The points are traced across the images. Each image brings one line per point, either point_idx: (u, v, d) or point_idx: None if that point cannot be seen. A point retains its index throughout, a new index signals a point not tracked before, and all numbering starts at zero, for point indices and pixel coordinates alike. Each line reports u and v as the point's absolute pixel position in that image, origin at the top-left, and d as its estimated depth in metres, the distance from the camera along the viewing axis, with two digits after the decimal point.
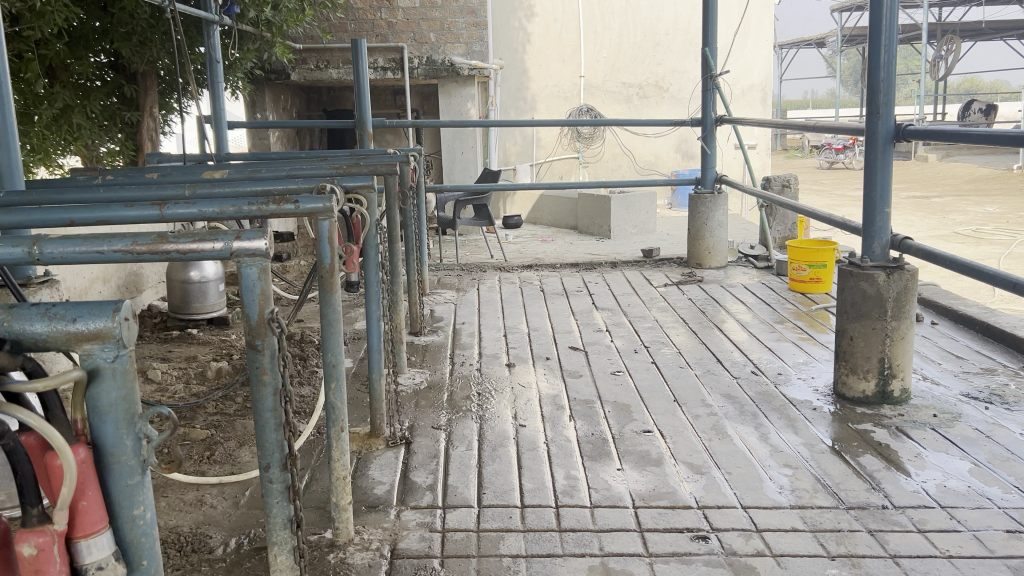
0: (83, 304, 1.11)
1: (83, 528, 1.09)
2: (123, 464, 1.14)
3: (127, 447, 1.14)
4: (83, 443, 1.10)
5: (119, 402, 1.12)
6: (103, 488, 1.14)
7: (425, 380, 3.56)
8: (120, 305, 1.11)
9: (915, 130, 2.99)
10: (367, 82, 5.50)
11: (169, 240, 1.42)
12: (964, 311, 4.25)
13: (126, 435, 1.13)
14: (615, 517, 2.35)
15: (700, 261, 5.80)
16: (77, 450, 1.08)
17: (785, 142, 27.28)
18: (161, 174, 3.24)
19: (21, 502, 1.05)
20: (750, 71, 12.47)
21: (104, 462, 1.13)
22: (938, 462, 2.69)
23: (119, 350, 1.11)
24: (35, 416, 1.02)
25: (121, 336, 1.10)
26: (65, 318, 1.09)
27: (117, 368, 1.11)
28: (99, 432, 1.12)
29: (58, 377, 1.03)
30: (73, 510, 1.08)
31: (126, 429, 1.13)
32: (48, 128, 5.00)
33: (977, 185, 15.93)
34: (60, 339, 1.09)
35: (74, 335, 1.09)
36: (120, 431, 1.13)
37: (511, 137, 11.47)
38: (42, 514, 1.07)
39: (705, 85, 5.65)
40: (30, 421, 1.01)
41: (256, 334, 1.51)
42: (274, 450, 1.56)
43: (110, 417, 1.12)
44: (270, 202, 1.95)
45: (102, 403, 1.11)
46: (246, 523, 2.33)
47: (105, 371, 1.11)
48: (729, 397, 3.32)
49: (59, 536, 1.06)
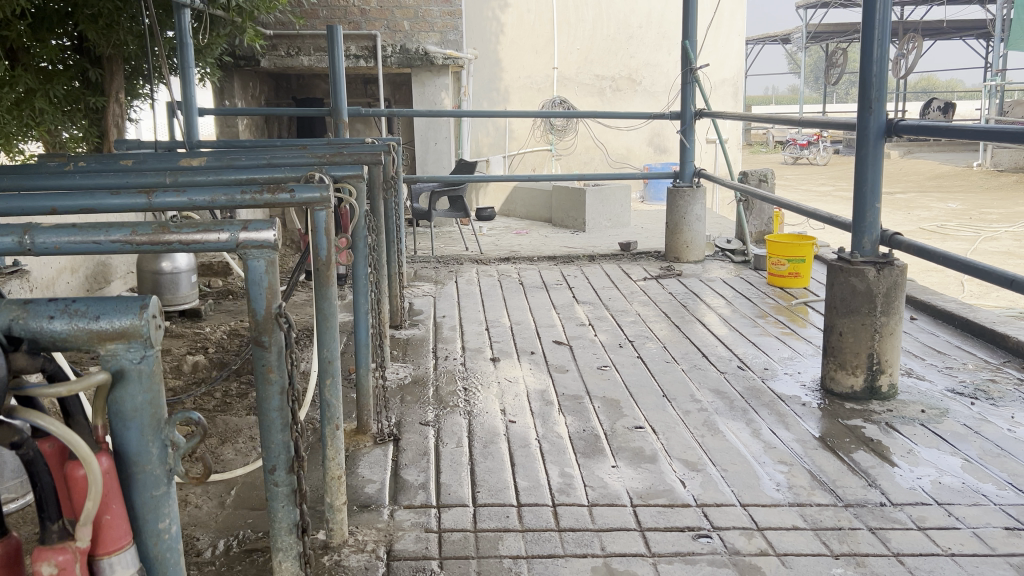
0: (105, 301, 1.04)
1: (106, 545, 1.02)
2: (148, 474, 1.07)
3: (152, 455, 1.06)
4: (106, 451, 1.03)
5: (145, 406, 1.05)
6: (126, 499, 1.07)
7: (409, 375, 3.49)
8: (146, 301, 1.04)
9: (907, 125, 2.98)
10: (344, 69, 5.38)
11: (171, 230, 1.33)
12: (943, 306, 4.29)
13: (151, 442, 1.06)
14: (615, 516, 2.31)
15: (678, 255, 5.80)
16: (101, 458, 1.01)
17: (750, 137, 27.55)
18: (136, 161, 3.12)
19: (41, 516, 0.97)
20: (722, 64, 12.50)
21: (128, 472, 1.06)
22: (930, 458, 2.70)
23: (146, 351, 1.03)
24: (57, 423, 0.95)
25: (149, 335, 1.03)
26: (87, 315, 1.01)
27: (143, 370, 1.04)
28: (123, 439, 1.05)
29: (82, 381, 0.96)
30: (96, 526, 1.02)
31: (151, 436, 1.06)
32: (9, 112, 4.84)
33: (940, 181, 16.19)
34: (82, 338, 1.01)
35: (98, 334, 1.01)
36: (145, 438, 1.05)
37: (483, 129, 11.39)
38: (62, 530, 0.99)
39: (686, 78, 5.62)
40: (53, 429, 0.93)
41: (263, 331, 1.43)
42: (280, 452, 1.49)
43: (135, 423, 1.04)
44: (265, 191, 1.86)
45: (126, 408, 1.04)
46: (235, 523, 2.25)
47: (130, 373, 1.03)
48: (718, 392, 3.30)
49: (81, 554, 0.99)
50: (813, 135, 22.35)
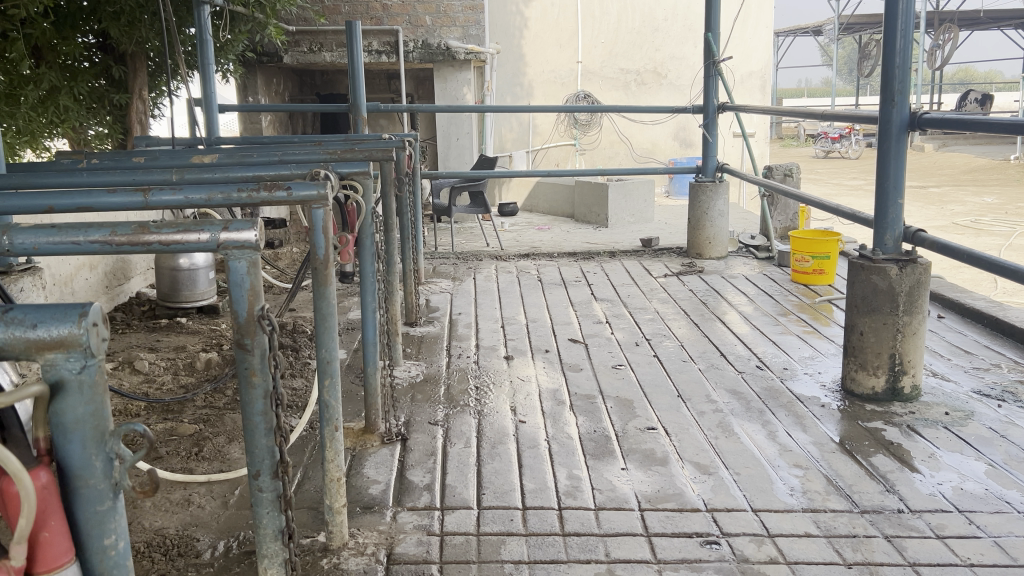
0: (44, 308, 1.01)
1: (45, 563, 0.99)
2: (92, 488, 1.03)
3: (96, 470, 1.03)
4: (47, 464, 1.00)
5: (87, 419, 1.01)
6: (70, 514, 1.04)
7: (421, 373, 3.45)
8: (87, 309, 1.01)
9: (931, 118, 2.88)
10: (362, 65, 5.35)
11: (151, 230, 1.31)
12: (972, 305, 4.17)
13: (94, 455, 1.03)
14: (622, 521, 2.25)
15: (701, 251, 5.70)
16: (38, 474, 0.98)
17: (780, 130, 27.18)
18: (148, 158, 3.12)
19: None
20: (750, 56, 12.35)
21: (71, 486, 1.03)
22: (952, 463, 2.61)
23: (86, 360, 1.00)
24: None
25: (89, 344, 0.99)
26: (24, 324, 0.98)
27: (84, 380, 1.00)
28: (65, 451, 1.02)
29: (13, 395, 0.93)
30: (34, 542, 0.99)
31: (94, 449, 1.03)
32: (33, 109, 4.85)
33: (974, 175, 15.87)
34: (19, 348, 0.98)
35: (35, 343, 0.98)
36: (88, 451, 1.02)
37: (507, 124, 11.34)
38: None
39: (708, 71, 5.52)
40: None
41: (246, 333, 1.40)
42: (265, 457, 1.45)
43: (77, 435, 1.01)
44: (261, 188, 1.82)
45: (67, 420, 1.01)
46: (235, 524, 2.23)
47: (70, 385, 1.00)
48: (734, 392, 3.23)
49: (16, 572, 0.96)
50: (845, 128, 22.00)
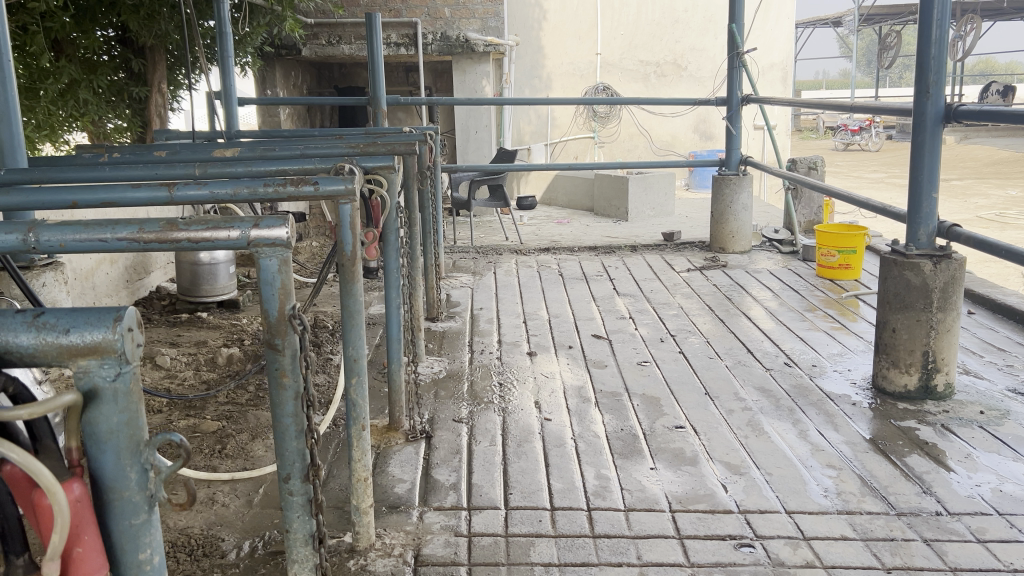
0: (77, 312, 0.97)
1: None
2: (127, 501, 1.00)
3: (131, 481, 1.00)
4: (80, 476, 0.97)
5: (121, 428, 0.98)
6: (104, 528, 1.01)
7: (444, 370, 3.42)
8: (121, 314, 0.97)
9: (968, 111, 2.80)
10: (382, 57, 5.30)
11: (179, 227, 1.27)
12: (1003, 301, 4.09)
13: (129, 467, 0.99)
14: (652, 522, 2.21)
15: (724, 246, 5.63)
16: (71, 487, 0.95)
17: (800, 123, 26.95)
18: (169, 152, 3.10)
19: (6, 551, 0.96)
20: (771, 48, 12.22)
21: (105, 498, 1.00)
22: (990, 464, 2.54)
23: (121, 368, 0.97)
24: (20, 449, 0.88)
25: (123, 351, 0.96)
26: (56, 329, 0.95)
27: (118, 388, 0.97)
28: (99, 462, 0.98)
29: (45, 405, 0.89)
30: (68, 558, 0.95)
31: (129, 460, 0.99)
32: (54, 103, 4.79)
33: (998, 168, 15.70)
34: (51, 354, 0.95)
35: (68, 350, 0.95)
36: (122, 462, 0.99)
37: (525, 116, 11.29)
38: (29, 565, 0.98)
39: (732, 63, 5.43)
40: (14, 457, 0.87)
41: (276, 333, 1.36)
42: (295, 460, 1.42)
43: (110, 446, 0.98)
44: (288, 183, 1.79)
45: (101, 430, 0.97)
46: (261, 524, 2.20)
47: (105, 393, 0.97)
48: (763, 390, 3.17)
49: None
50: (865, 120, 21.79)
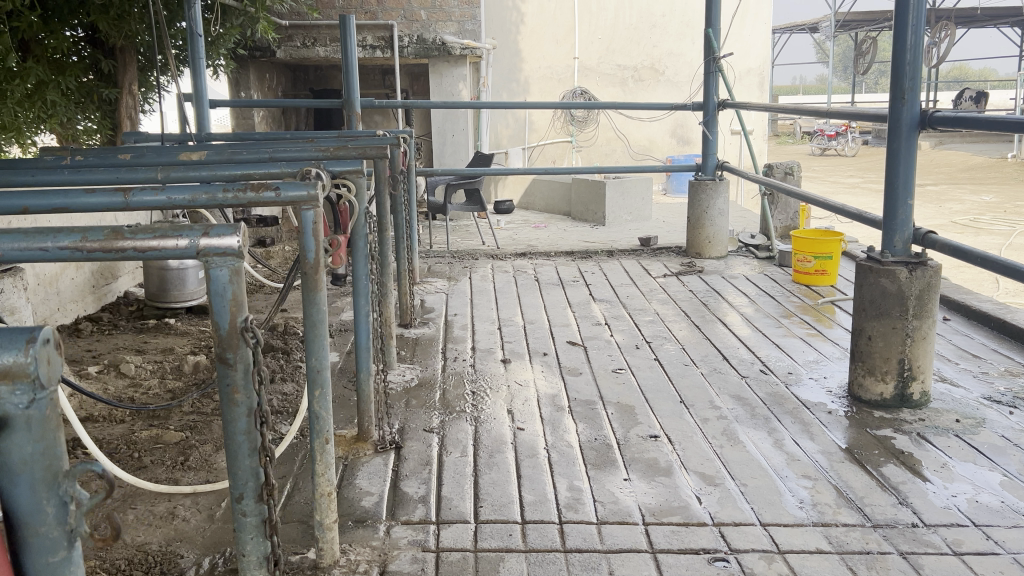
0: None
1: None
2: (43, 538, 0.95)
3: (47, 516, 0.95)
4: None
5: (36, 457, 0.93)
6: (18, 565, 0.95)
7: (416, 377, 3.36)
8: (36, 333, 0.92)
9: (943, 117, 2.79)
10: (356, 60, 5.23)
11: (125, 236, 1.22)
12: (978, 307, 4.09)
13: (46, 500, 0.94)
14: (625, 536, 2.16)
15: (700, 251, 5.61)
16: None
17: (777, 128, 27.11)
18: (134, 155, 3.01)
19: None
20: (748, 54, 12.27)
21: (23, 536, 0.95)
22: (966, 473, 2.52)
23: (34, 393, 0.91)
24: None
25: (37, 375, 0.91)
26: None
27: (32, 415, 0.92)
28: (13, 494, 0.93)
29: None
30: None
31: (46, 493, 0.94)
32: (19, 105, 4.67)
33: (972, 173, 15.87)
34: None
35: None
36: (38, 494, 0.94)
37: (502, 120, 11.25)
38: None
39: (708, 68, 5.40)
40: None
41: (228, 347, 1.29)
42: (248, 480, 1.35)
43: (24, 477, 0.93)
44: (247, 189, 1.72)
45: (13, 461, 0.93)
46: (222, 539, 2.13)
47: (17, 421, 0.92)
48: (738, 398, 3.14)
49: None
50: (841, 125, 21.96)
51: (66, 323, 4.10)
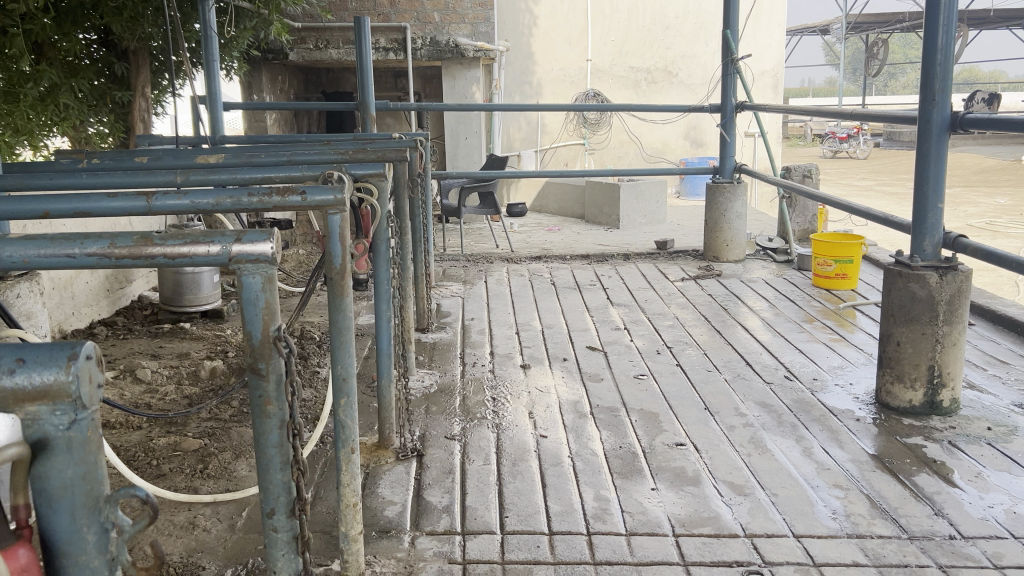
0: (30, 344, 0.91)
1: None
2: (83, 565, 0.95)
3: (88, 544, 0.95)
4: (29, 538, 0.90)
5: (76, 482, 0.93)
6: None
7: (435, 383, 3.31)
8: (77, 350, 0.91)
9: (975, 118, 2.72)
10: (371, 62, 5.19)
11: (155, 242, 1.18)
12: (1004, 311, 4.03)
13: (86, 527, 0.94)
14: (656, 548, 2.11)
15: (717, 254, 5.56)
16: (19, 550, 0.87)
17: (788, 129, 26.98)
18: (152, 157, 2.96)
19: None
20: (762, 55, 12.21)
21: (59, 562, 0.95)
22: (1002, 484, 2.46)
23: (75, 413, 0.91)
24: None
25: (78, 394, 0.90)
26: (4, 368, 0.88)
27: (72, 436, 0.91)
28: (51, 522, 0.93)
29: None
30: None
31: (86, 520, 0.94)
32: (34, 108, 4.61)
33: (986, 175, 15.78)
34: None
35: (17, 393, 0.89)
36: (78, 521, 0.94)
37: (515, 123, 11.21)
38: None
39: (727, 69, 5.33)
40: None
41: (260, 357, 1.25)
42: (280, 494, 1.31)
43: (64, 503, 0.92)
44: (273, 193, 1.65)
45: (53, 486, 0.92)
46: (244, 550, 2.09)
47: (58, 442, 0.91)
48: (764, 405, 3.08)
49: None
50: (853, 127, 21.81)
51: (80, 328, 4.07)
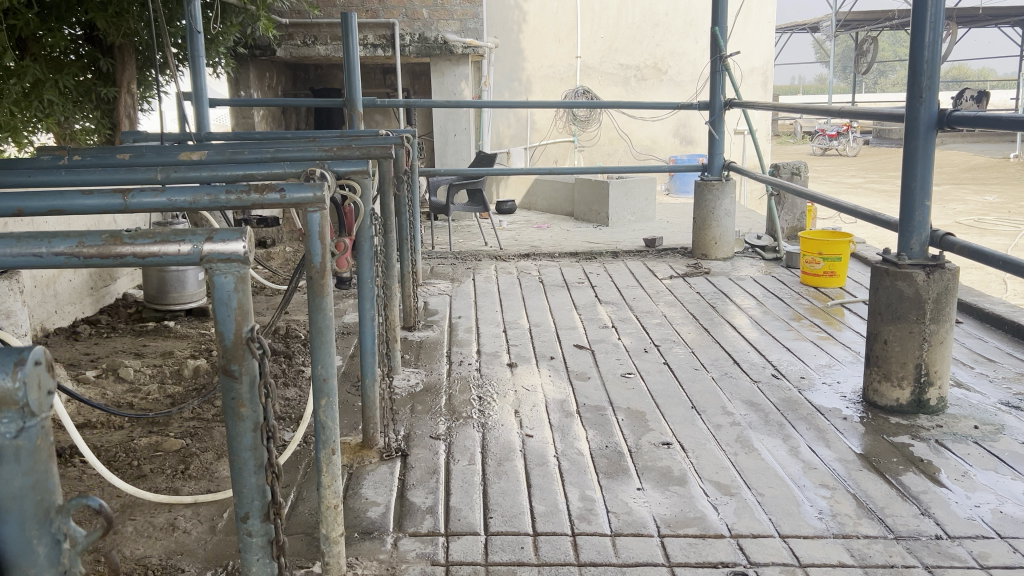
0: None
1: None
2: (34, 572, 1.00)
3: (38, 555, 1.00)
4: None
5: (26, 492, 0.98)
6: None
7: (420, 382, 3.29)
8: (25, 358, 0.95)
9: (963, 116, 2.71)
10: (359, 58, 5.15)
11: (125, 241, 1.15)
12: (991, 309, 4.03)
13: (36, 537, 0.99)
14: (640, 549, 2.10)
15: (706, 252, 5.54)
16: None
17: (778, 127, 27.04)
18: (133, 154, 2.92)
19: None
20: (752, 53, 12.22)
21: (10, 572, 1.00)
22: (988, 483, 2.45)
23: (23, 424, 0.96)
24: None
25: (27, 405, 0.95)
26: None
27: (20, 446, 0.96)
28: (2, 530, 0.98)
29: None
30: None
31: (36, 531, 0.99)
32: (17, 104, 4.56)
33: (974, 173, 15.86)
34: None
35: None
36: (28, 531, 0.99)
37: (504, 120, 11.20)
38: None
39: (715, 66, 5.32)
40: None
41: (233, 358, 1.22)
42: (254, 498, 1.28)
43: (15, 513, 0.98)
44: (253, 190, 1.61)
45: (3, 495, 0.97)
46: (224, 552, 2.06)
47: (7, 453, 0.96)
48: (751, 404, 3.07)
49: None
50: (842, 125, 21.86)
51: (63, 326, 4.03)
